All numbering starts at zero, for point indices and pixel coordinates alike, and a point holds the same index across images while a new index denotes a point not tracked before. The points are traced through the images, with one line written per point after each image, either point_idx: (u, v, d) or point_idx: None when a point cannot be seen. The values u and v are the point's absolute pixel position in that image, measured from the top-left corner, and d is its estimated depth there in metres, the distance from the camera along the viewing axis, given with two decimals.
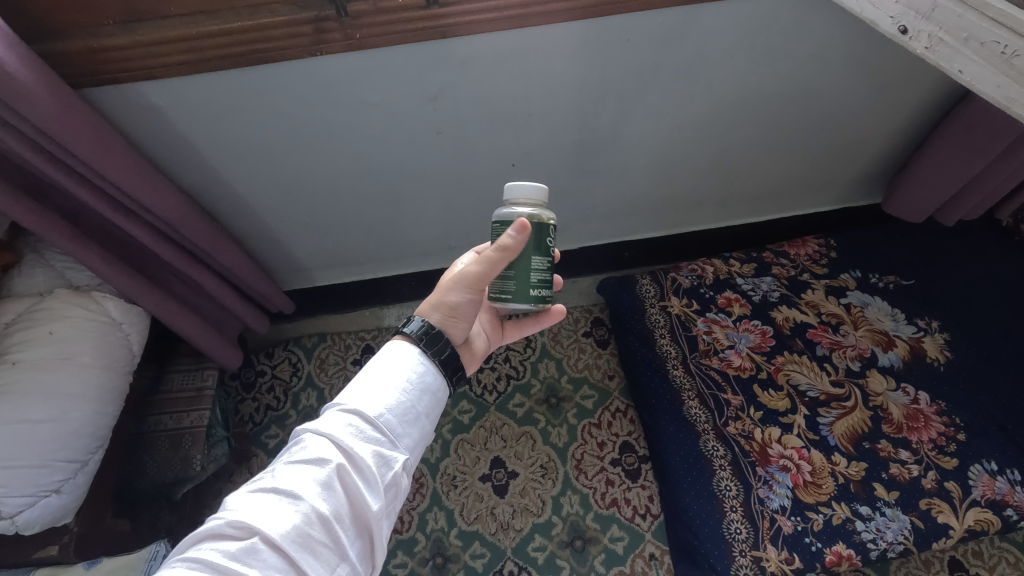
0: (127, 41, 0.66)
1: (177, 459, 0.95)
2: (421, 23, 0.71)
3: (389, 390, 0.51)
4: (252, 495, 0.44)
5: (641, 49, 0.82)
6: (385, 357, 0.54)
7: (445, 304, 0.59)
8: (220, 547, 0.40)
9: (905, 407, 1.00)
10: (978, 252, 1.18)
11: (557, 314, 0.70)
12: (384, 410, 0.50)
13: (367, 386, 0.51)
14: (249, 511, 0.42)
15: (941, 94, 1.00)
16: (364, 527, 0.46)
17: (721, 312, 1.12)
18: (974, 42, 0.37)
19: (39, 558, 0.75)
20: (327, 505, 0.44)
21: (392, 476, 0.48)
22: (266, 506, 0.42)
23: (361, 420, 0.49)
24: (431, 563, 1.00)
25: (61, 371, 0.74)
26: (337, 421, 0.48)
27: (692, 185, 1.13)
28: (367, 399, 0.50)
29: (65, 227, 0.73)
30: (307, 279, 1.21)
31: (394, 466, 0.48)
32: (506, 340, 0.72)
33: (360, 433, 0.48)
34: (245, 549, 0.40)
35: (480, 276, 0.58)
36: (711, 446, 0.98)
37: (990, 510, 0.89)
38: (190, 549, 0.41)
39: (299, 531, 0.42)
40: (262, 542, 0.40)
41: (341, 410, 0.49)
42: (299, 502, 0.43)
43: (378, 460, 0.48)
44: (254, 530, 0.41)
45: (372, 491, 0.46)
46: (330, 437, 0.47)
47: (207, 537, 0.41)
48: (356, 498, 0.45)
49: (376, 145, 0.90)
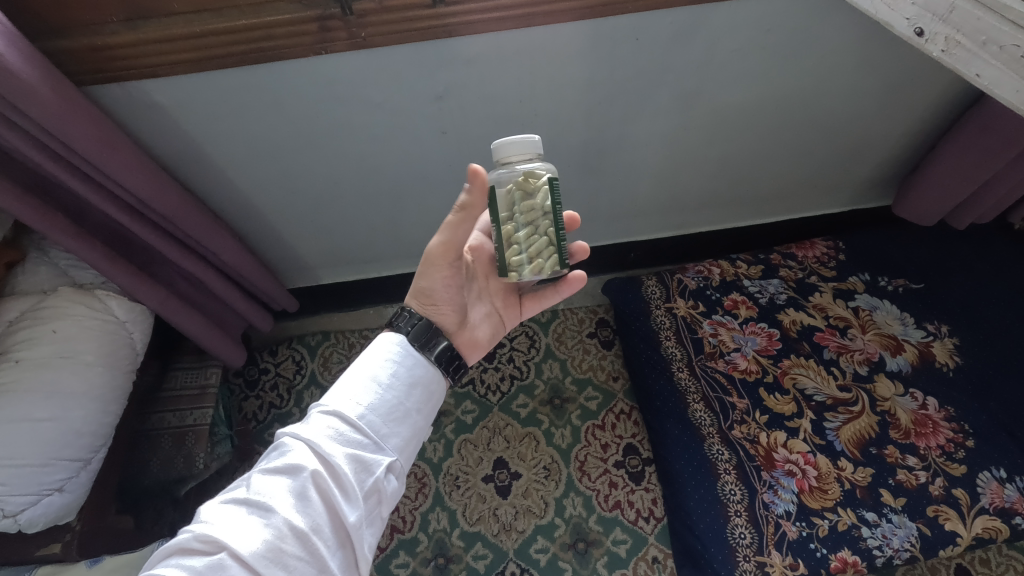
0: (130, 38, 0.66)
1: (179, 458, 0.96)
2: (427, 22, 0.70)
3: (370, 389, 0.50)
4: (225, 506, 0.43)
5: (649, 49, 0.81)
6: (370, 350, 0.53)
7: (418, 291, 0.60)
8: (186, 563, 0.39)
9: (913, 413, 0.98)
10: (990, 256, 1.17)
11: (578, 280, 0.64)
12: (365, 410, 0.49)
13: (347, 386, 0.50)
14: (219, 525, 0.41)
15: (954, 95, 0.99)
16: (344, 538, 0.45)
17: (727, 314, 1.11)
18: (993, 45, 0.36)
19: (42, 556, 0.75)
20: (301, 518, 0.43)
21: (374, 482, 0.47)
22: (236, 519, 0.42)
23: (341, 422, 0.48)
24: (434, 563, 1.00)
25: (65, 371, 0.74)
26: (315, 424, 0.48)
27: (700, 186, 1.12)
28: (347, 400, 0.49)
29: (69, 225, 0.73)
30: (311, 277, 1.21)
31: (376, 471, 0.47)
32: (527, 314, 0.71)
33: (339, 435, 0.47)
34: (211, 566, 0.39)
35: (447, 244, 0.58)
36: (716, 450, 0.97)
37: (998, 519, 0.88)
38: (158, 564, 0.40)
39: (270, 547, 0.41)
40: (230, 558, 0.40)
41: (322, 412, 0.48)
42: (270, 516, 0.42)
43: (357, 465, 0.47)
44: (221, 545, 0.40)
45: (350, 499, 0.45)
46: (309, 443, 0.46)
47: (177, 550, 0.41)
48: (334, 507, 0.44)
49: (381, 145, 0.90)
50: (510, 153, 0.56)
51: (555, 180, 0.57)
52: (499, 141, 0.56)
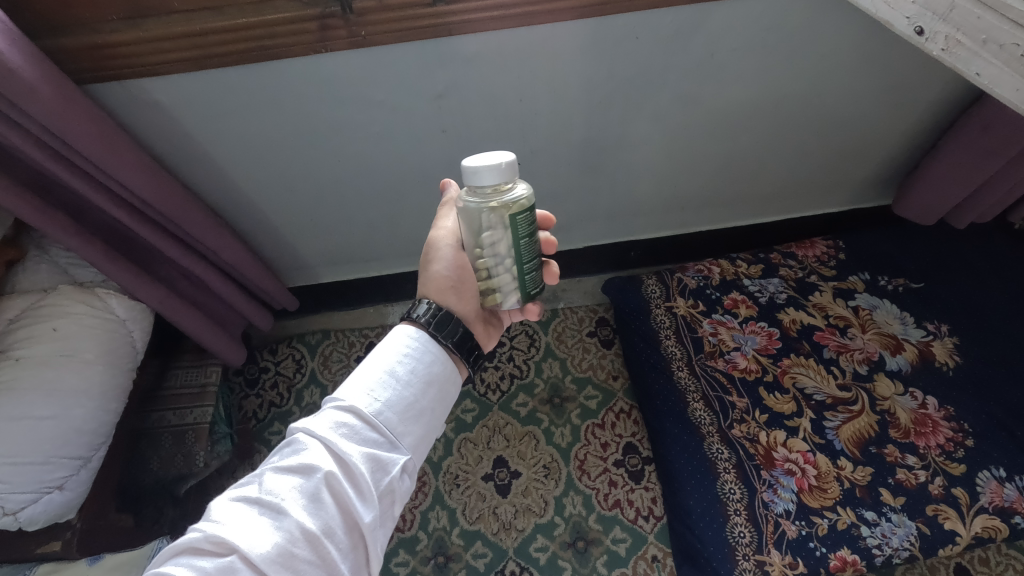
0: (131, 36, 0.66)
1: (180, 456, 0.96)
2: (426, 21, 0.70)
3: (386, 386, 0.50)
4: (236, 505, 0.43)
5: (649, 48, 0.81)
6: (386, 343, 0.53)
7: (437, 276, 0.61)
8: (196, 564, 0.39)
9: (913, 412, 0.98)
10: (990, 256, 1.17)
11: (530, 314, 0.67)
12: (382, 407, 0.49)
13: (364, 381, 0.50)
14: (229, 527, 0.41)
15: (954, 95, 0.99)
16: (358, 539, 0.45)
17: (727, 313, 1.11)
18: (993, 44, 0.36)
19: (42, 554, 0.75)
20: (313, 521, 0.43)
21: (389, 481, 0.47)
22: (247, 520, 0.41)
23: (357, 420, 0.48)
24: (433, 562, 1.00)
25: (65, 368, 0.74)
26: (331, 422, 0.47)
27: (700, 185, 1.12)
28: (363, 396, 0.49)
29: (69, 223, 0.73)
30: (311, 276, 1.21)
31: (392, 471, 0.48)
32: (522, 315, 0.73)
33: (354, 433, 0.48)
34: (221, 568, 0.39)
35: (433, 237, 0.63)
36: (716, 449, 0.97)
37: (998, 518, 0.88)
38: (166, 563, 0.40)
39: (281, 550, 0.40)
40: (240, 561, 0.39)
41: (337, 408, 0.48)
42: (282, 518, 0.42)
43: (373, 465, 0.47)
44: (232, 547, 0.40)
45: (365, 501, 0.45)
46: (324, 441, 0.46)
47: (185, 550, 0.40)
48: (347, 508, 0.44)
49: (382, 144, 0.90)
50: (475, 180, 0.52)
51: (522, 212, 0.54)
52: (467, 162, 0.52)
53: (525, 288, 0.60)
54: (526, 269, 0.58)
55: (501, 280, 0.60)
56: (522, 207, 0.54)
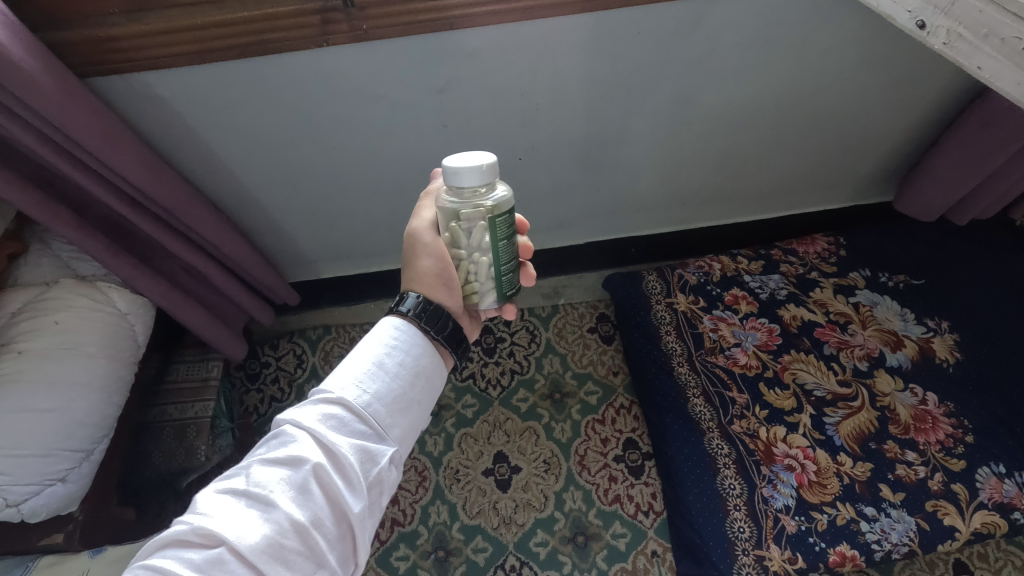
0: (134, 30, 0.66)
1: (180, 450, 0.97)
2: (427, 14, 0.71)
3: (374, 377, 0.50)
4: (223, 498, 0.43)
5: (651, 43, 0.81)
6: (372, 334, 0.53)
7: (424, 272, 0.59)
8: (184, 555, 0.39)
9: (913, 408, 0.99)
10: (991, 253, 1.16)
11: (511, 312, 0.68)
12: (370, 398, 0.49)
13: (351, 372, 0.50)
14: (216, 519, 0.41)
15: (956, 91, 0.98)
16: (346, 530, 0.45)
17: (728, 310, 1.12)
18: (994, 38, 0.36)
19: (44, 545, 0.75)
20: (302, 512, 0.43)
21: (377, 472, 0.48)
22: (235, 512, 0.41)
23: (344, 411, 0.48)
24: (434, 556, 1.00)
25: (68, 361, 0.74)
26: (318, 413, 0.47)
27: (701, 181, 1.12)
28: (351, 387, 0.49)
29: (71, 217, 0.73)
30: (312, 271, 1.21)
31: (380, 462, 0.48)
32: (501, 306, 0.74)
33: (342, 425, 0.48)
34: (210, 560, 0.39)
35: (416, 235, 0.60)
36: (716, 445, 0.97)
37: (997, 513, 0.88)
38: (152, 556, 0.40)
39: (270, 542, 0.40)
40: (229, 553, 0.39)
41: (325, 400, 0.48)
42: (270, 510, 0.42)
43: (362, 456, 0.47)
44: (220, 539, 0.40)
45: (353, 492, 0.45)
46: (311, 432, 0.46)
47: (172, 543, 0.40)
48: (336, 499, 0.45)
49: (382, 139, 0.90)
50: (457, 181, 0.53)
51: (502, 215, 0.55)
52: (449, 163, 0.53)
53: (502, 289, 0.61)
54: (503, 272, 0.59)
55: (479, 283, 0.61)
56: (501, 211, 0.56)
